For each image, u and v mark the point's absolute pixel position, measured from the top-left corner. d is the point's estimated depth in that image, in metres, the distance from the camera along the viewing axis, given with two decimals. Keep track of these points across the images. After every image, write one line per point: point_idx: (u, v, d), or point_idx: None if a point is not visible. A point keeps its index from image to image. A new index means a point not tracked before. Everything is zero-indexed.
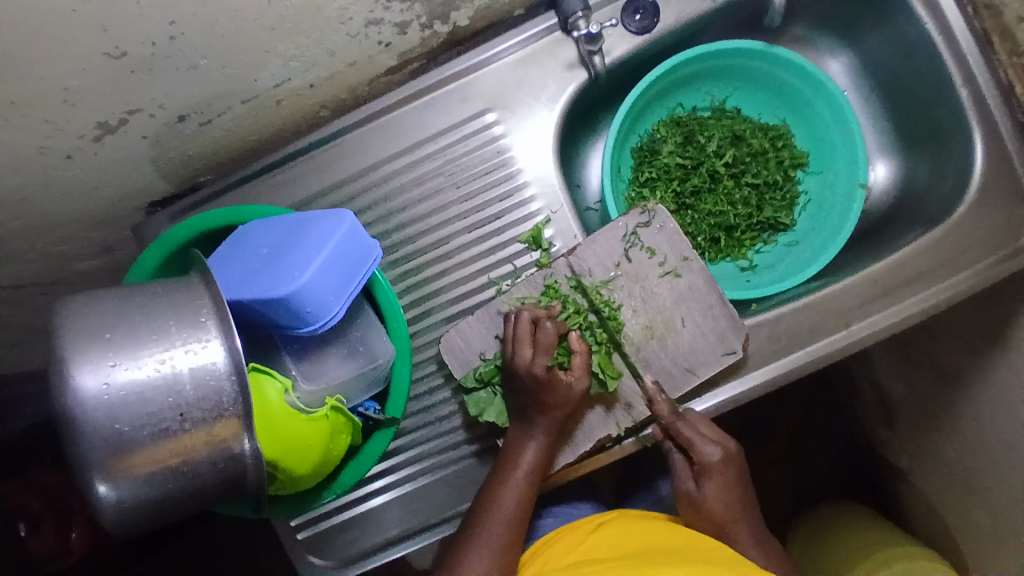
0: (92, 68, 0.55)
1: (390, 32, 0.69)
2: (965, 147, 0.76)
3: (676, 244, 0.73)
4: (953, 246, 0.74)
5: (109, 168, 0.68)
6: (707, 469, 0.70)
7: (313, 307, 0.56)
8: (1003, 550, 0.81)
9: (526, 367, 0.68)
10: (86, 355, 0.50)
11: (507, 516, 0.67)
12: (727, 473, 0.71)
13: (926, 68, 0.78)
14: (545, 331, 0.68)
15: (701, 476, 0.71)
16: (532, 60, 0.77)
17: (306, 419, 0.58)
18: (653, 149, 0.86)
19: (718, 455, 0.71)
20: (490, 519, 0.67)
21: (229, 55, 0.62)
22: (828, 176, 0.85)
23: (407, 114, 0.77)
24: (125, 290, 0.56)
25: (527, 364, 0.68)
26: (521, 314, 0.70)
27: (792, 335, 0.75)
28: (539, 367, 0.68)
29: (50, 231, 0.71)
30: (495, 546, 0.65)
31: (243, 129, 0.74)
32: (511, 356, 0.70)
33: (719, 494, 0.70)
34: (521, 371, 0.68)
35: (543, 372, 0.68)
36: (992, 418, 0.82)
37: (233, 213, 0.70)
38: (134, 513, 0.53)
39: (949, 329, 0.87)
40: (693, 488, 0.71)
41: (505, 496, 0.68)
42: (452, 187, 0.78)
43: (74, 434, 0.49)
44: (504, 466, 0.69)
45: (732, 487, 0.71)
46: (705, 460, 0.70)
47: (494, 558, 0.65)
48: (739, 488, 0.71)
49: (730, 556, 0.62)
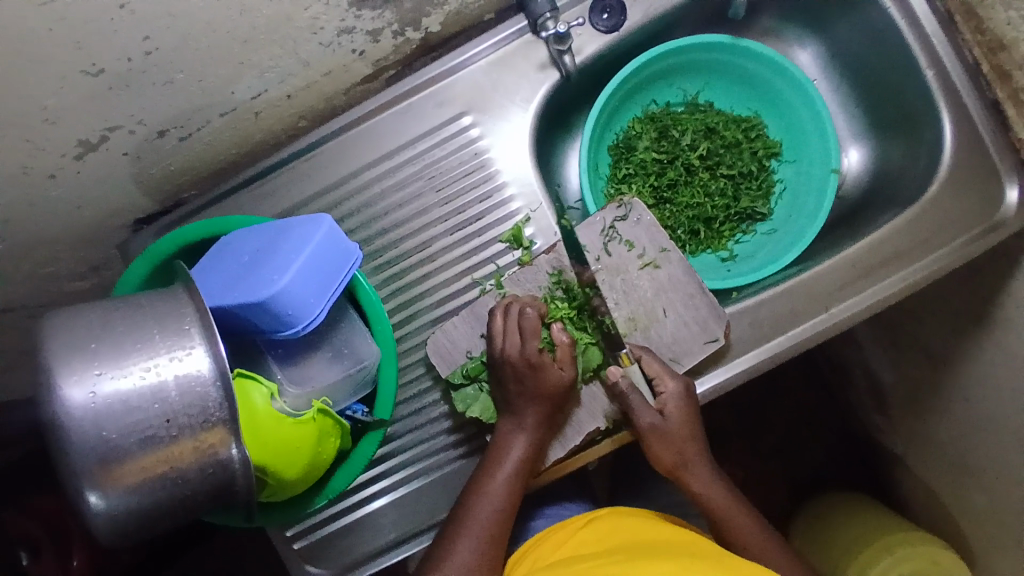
0: (69, 86, 0.56)
1: (363, 40, 0.70)
2: (935, 128, 0.78)
3: (655, 236, 0.74)
4: (928, 225, 0.75)
5: (92, 187, 0.69)
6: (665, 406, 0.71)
7: (294, 309, 0.56)
8: (1004, 528, 0.82)
9: (518, 352, 0.70)
10: (71, 366, 0.51)
11: (495, 509, 0.67)
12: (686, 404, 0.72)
13: (893, 52, 0.80)
14: (528, 318, 0.70)
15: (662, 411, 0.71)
16: (505, 63, 0.78)
17: (293, 423, 0.59)
18: (629, 146, 0.87)
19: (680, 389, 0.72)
20: (478, 513, 0.67)
21: (205, 68, 0.63)
22: (802, 164, 0.86)
23: (384, 121, 0.79)
24: (111, 302, 0.57)
25: (518, 351, 0.70)
26: (495, 312, 0.72)
27: (775, 321, 0.76)
28: (531, 350, 0.69)
29: (37, 252, 0.72)
30: (482, 539, 0.66)
31: (224, 143, 0.75)
32: (500, 346, 0.71)
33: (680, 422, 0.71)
34: (514, 359, 0.70)
35: (535, 355, 0.69)
36: (980, 395, 0.83)
37: (216, 223, 0.71)
38: (125, 523, 0.54)
39: (931, 311, 0.88)
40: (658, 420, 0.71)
41: (492, 491, 0.68)
42: (432, 191, 0.79)
43: (62, 444, 0.50)
44: (492, 461, 0.70)
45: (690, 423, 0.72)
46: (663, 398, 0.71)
47: (483, 551, 0.66)
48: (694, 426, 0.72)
49: (722, 553, 0.62)
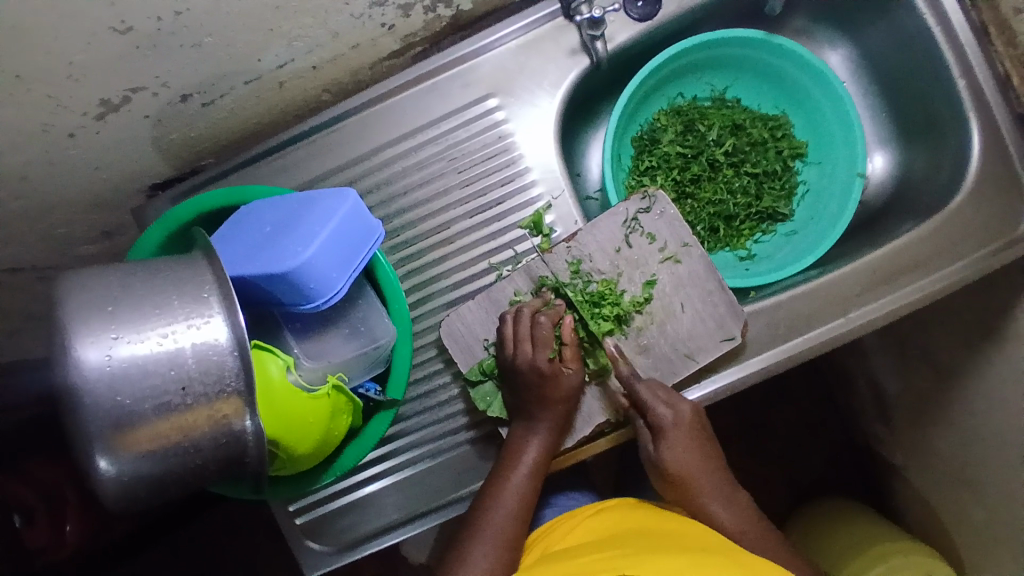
0: (97, 43, 0.55)
1: (394, 14, 0.69)
2: (962, 139, 0.77)
3: (677, 230, 0.74)
4: (949, 236, 0.75)
5: (111, 148, 0.68)
6: (661, 433, 0.69)
7: (316, 282, 0.56)
8: (997, 544, 0.82)
9: (529, 363, 0.70)
10: (88, 327, 0.50)
11: (509, 513, 0.67)
12: (684, 437, 0.69)
13: (925, 59, 0.79)
14: (541, 327, 0.70)
15: (659, 440, 0.69)
16: (534, 46, 0.77)
17: (308, 396, 0.58)
18: (653, 138, 0.86)
19: (673, 418, 0.69)
20: (495, 516, 0.67)
21: (234, 33, 0.62)
22: (827, 167, 0.86)
23: (409, 99, 0.78)
24: (129, 266, 0.56)
25: (528, 359, 0.70)
26: (505, 317, 0.72)
27: (791, 323, 0.75)
28: (542, 361, 0.69)
29: (52, 213, 0.71)
30: (498, 543, 0.66)
31: (246, 111, 0.74)
32: (511, 354, 0.71)
33: (677, 455, 0.69)
34: (523, 366, 0.70)
35: (545, 365, 0.69)
36: (985, 409, 0.83)
37: (235, 193, 0.70)
38: (133, 489, 0.53)
39: (943, 323, 0.87)
40: (653, 452, 0.70)
41: (507, 494, 0.68)
42: (453, 173, 0.78)
43: (74, 407, 0.49)
44: (506, 464, 0.70)
45: (692, 450, 0.69)
46: (659, 424, 0.69)
47: (499, 555, 0.65)
48: (701, 450, 0.70)
49: (732, 547, 0.62)
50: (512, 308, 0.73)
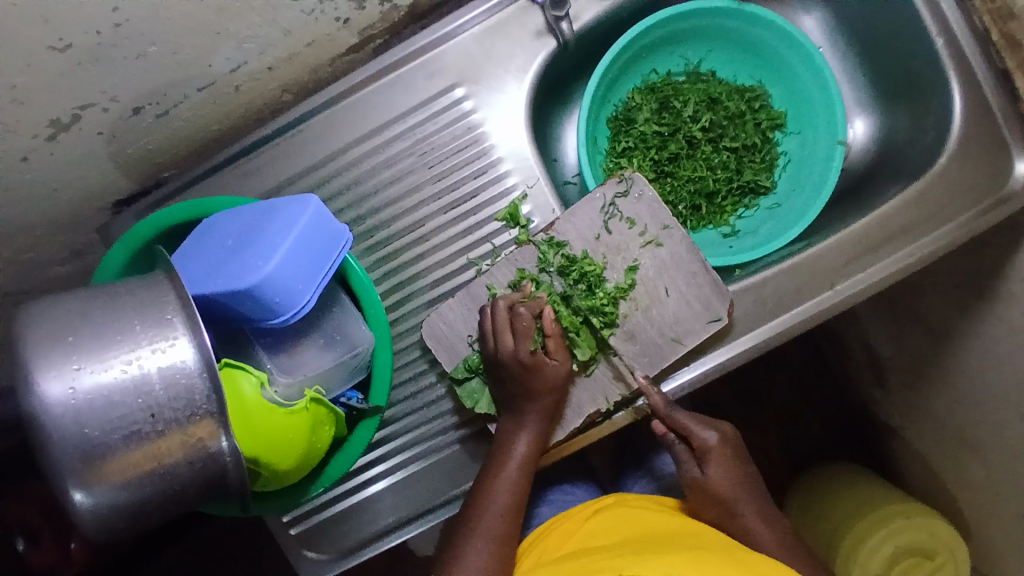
0: (36, 62, 0.52)
1: (348, 7, 0.67)
2: (943, 98, 0.75)
3: (657, 213, 0.72)
4: (935, 199, 0.73)
5: (67, 169, 0.65)
6: (706, 454, 0.69)
7: (282, 296, 0.54)
8: (999, 504, 0.81)
9: (512, 355, 0.68)
10: (49, 360, 0.48)
11: (502, 508, 0.66)
12: (727, 456, 0.69)
13: (901, 19, 0.77)
14: (521, 318, 0.68)
15: (704, 461, 0.69)
16: (499, 31, 0.75)
17: (285, 413, 0.57)
18: (628, 117, 0.84)
19: (716, 439, 0.70)
20: (486, 512, 0.66)
21: (180, 39, 0.59)
22: (807, 136, 0.83)
23: (373, 94, 0.75)
24: (90, 291, 0.54)
25: (510, 352, 0.68)
26: (486, 310, 0.71)
27: (779, 299, 0.74)
28: (525, 353, 0.68)
29: (16, 238, 0.69)
30: (491, 539, 0.65)
31: (204, 119, 0.72)
32: (494, 348, 0.70)
33: (724, 475, 0.68)
34: (506, 359, 0.68)
35: (528, 357, 0.68)
36: (977, 370, 0.81)
37: (199, 204, 0.68)
38: (113, 520, 0.52)
39: (934, 284, 0.86)
40: (698, 474, 0.69)
41: (499, 489, 0.67)
42: (424, 168, 0.76)
43: (42, 443, 0.48)
44: (497, 458, 0.69)
45: (737, 469, 0.69)
46: (704, 445, 0.69)
47: (492, 552, 0.64)
48: (744, 470, 0.69)
49: (734, 546, 0.61)
50: (490, 301, 0.72)
